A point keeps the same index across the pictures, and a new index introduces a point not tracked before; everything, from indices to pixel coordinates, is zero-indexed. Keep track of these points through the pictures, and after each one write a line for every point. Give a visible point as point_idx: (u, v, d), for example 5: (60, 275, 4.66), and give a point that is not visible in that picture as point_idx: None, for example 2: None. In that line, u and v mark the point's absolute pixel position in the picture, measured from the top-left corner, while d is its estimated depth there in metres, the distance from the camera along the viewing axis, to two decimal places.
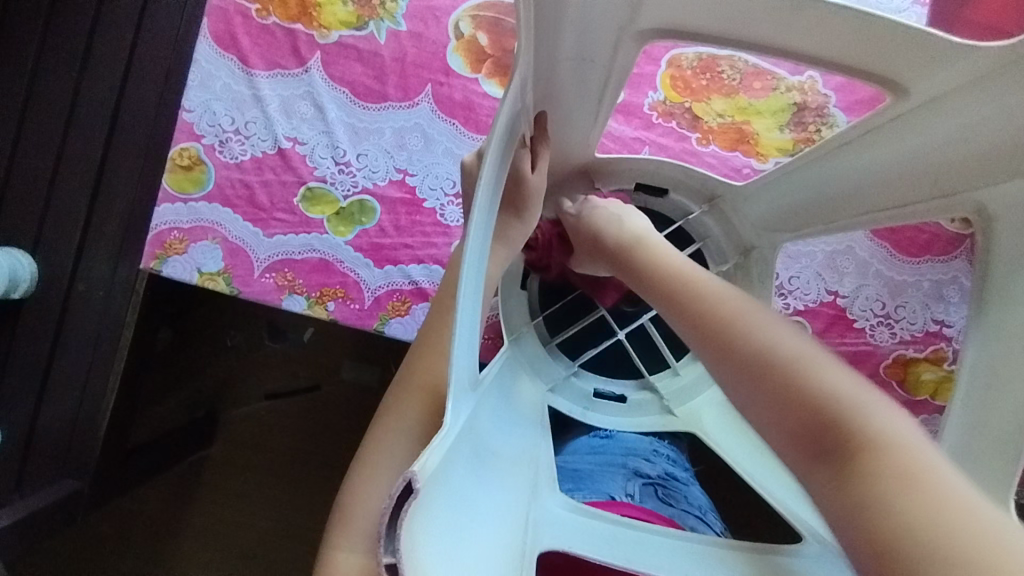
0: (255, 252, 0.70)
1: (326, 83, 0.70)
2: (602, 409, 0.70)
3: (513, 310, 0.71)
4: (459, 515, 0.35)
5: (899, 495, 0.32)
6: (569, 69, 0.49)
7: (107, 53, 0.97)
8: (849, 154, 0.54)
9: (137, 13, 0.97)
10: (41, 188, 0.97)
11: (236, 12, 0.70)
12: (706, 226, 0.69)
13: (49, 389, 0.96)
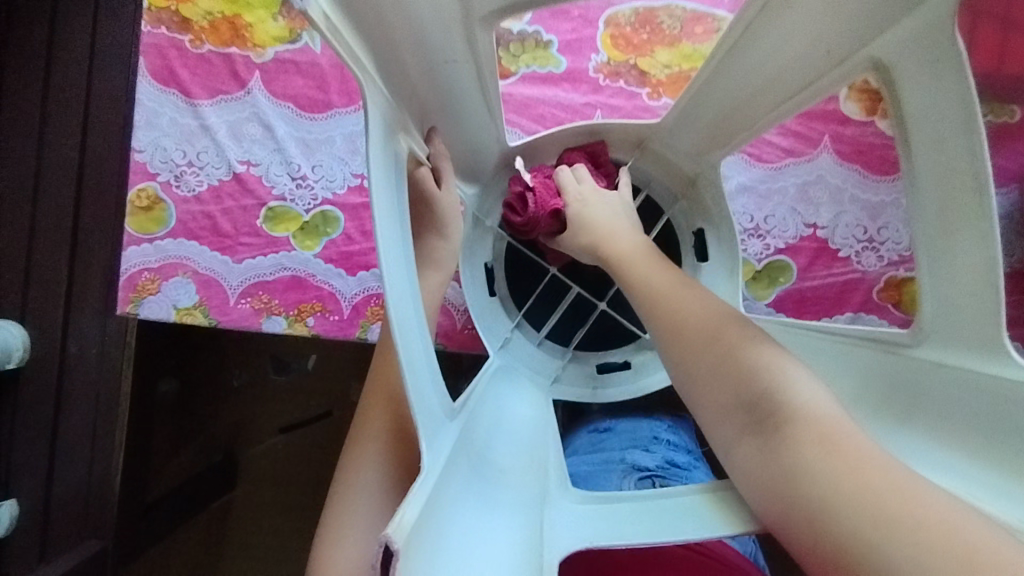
0: (227, 280, 0.70)
1: (270, 101, 0.70)
2: (611, 383, 0.69)
3: (488, 317, 0.68)
4: (461, 554, 0.36)
5: (813, 459, 0.38)
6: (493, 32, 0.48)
7: (62, 113, 0.98)
8: (740, 54, 0.52)
9: (86, 71, 0.98)
10: (20, 257, 0.98)
11: (170, 47, 0.70)
12: (658, 177, 0.68)
13: (58, 454, 0.97)
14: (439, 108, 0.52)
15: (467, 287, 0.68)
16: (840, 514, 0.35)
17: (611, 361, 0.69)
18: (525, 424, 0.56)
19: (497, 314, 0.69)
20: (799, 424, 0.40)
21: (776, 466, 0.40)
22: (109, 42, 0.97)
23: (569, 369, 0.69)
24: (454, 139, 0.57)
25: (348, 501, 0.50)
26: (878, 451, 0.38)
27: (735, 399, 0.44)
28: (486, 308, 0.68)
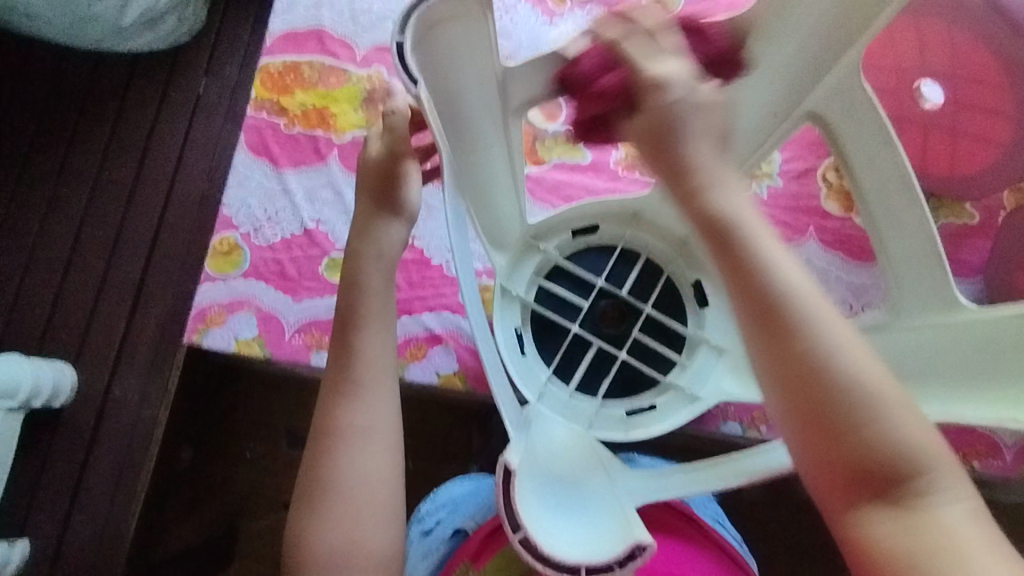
0: (286, 317, 0.79)
1: (343, 173, 0.84)
2: (641, 425, 0.71)
3: (524, 374, 0.71)
4: (556, 496, 0.50)
5: (908, 533, 0.38)
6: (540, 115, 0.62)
7: (149, 186, 1.12)
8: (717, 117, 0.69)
9: (177, 153, 1.14)
10: (86, 305, 1.07)
11: (267, 127, 0.85)
12: (645, 239, 0.78)
13: (82, 494, 1.02)
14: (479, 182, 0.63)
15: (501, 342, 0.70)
16: (921, 555, 0.37)
17: (639, 405, 0.72)
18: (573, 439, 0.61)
19: (531, 374, 0.72)
20: (910, 485, 0.38)
21: (866, 476, 0.39)
22: (202, 132, 1.15)
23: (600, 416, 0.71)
24: (489, 211, 0.67)
25: (330, 451, 0.53)
26: (965, 517, 0.38)
27: (849, 457, 0.39)
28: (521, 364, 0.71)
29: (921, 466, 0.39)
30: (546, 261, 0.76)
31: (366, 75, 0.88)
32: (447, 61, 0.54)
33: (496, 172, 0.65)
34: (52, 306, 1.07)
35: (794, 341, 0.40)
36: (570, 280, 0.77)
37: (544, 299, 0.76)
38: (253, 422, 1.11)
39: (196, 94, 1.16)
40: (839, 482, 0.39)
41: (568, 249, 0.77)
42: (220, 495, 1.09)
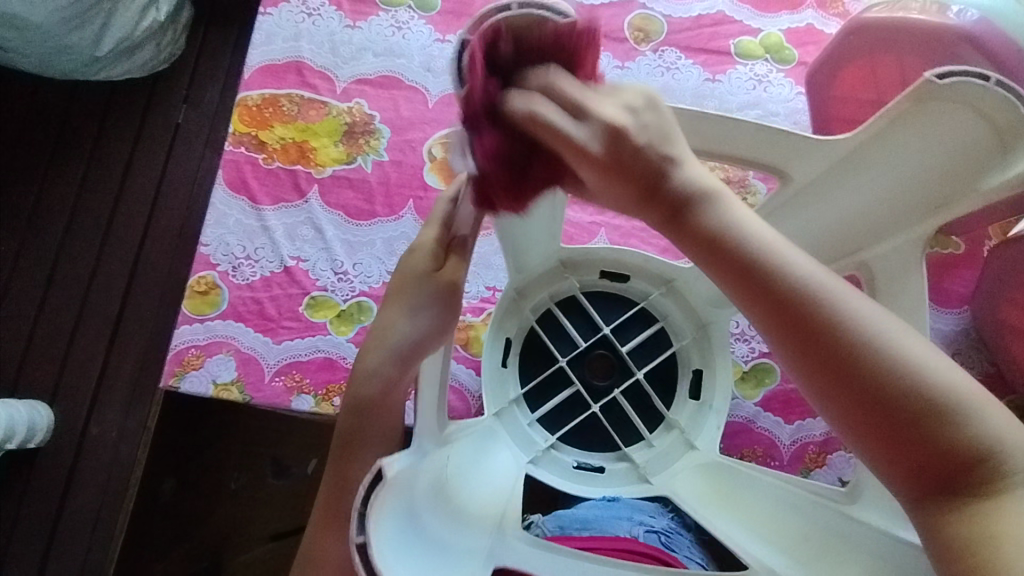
0: (266, 359, 0.77)
1: (324, 209, 0.82)
2: (712, 392, 0.73)
3: (616, 479, 0.70)
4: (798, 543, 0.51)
5: (1012, 522, 0.34)
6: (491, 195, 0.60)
7: (128, 218, 1.10)
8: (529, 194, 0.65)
9: (155, 183, 1.12)
10: (62, 339, 1.05)
11: (245, 162, 0.83)
12: (540, 302, 0.76)
13: (59, 535, 0.99)
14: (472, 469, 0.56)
15: (580, 490, 0.69)
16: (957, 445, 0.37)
17: (691, 385, 0.74)
18: (701, 482, 0.66)
19: (623, 473, 0.71)
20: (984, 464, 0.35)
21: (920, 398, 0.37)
22: (182, 162, 1.13)
23: (683, 423, 0.73)
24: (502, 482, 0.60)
25: None
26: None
27: (917, 444, 0.36)
28: (608, 480, 0.71)
29: (983, 438, 0.36)
30: (517, 401, 0.73)
31: (347, 108, 0.86)
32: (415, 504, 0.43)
33: (470, 455, 0.58)
34: (29, 338, 1.05)
35: (828, 335, 0.38)
36: (536, 395, 0.75)
37: (548, 426, 0.73)
38: (239, 450, 1.06)
39: (175, 123, 1.15)
40: (909, 473, 0.37)
41: (516, 379, 0.74)
42: (203, 525, 1.03)
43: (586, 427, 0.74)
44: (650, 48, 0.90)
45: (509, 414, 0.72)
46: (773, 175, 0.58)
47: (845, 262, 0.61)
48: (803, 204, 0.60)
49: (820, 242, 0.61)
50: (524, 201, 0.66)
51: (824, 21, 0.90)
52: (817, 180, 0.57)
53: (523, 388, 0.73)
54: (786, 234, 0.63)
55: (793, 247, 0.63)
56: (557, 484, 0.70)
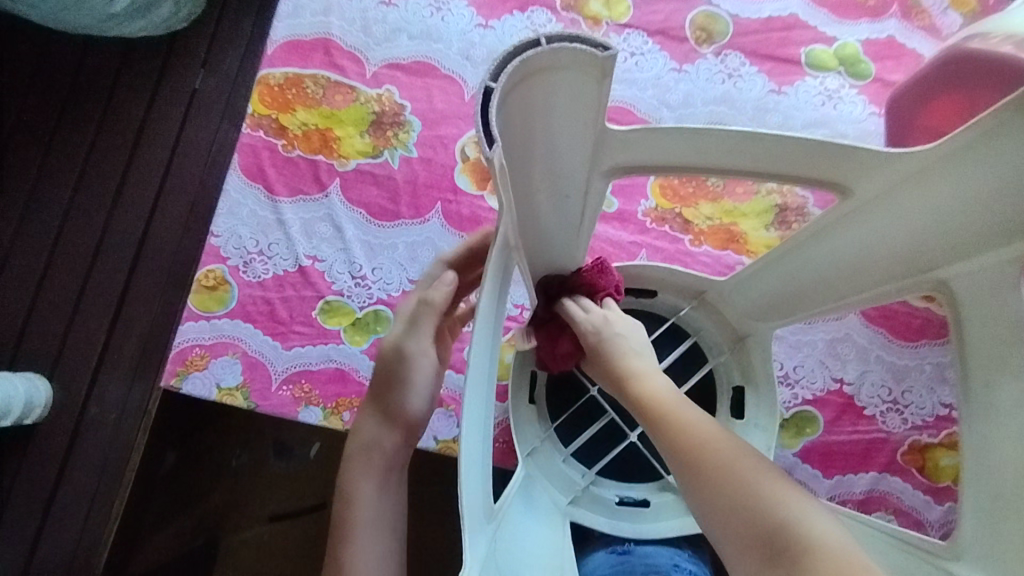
0: (274, 365, 0.72)
1: (345, 206, 0.76)
2: (756, 408, 0.68)
3: (666, 515, 0.66)
4: None
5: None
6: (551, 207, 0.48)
7: (137, 187, 1.04)
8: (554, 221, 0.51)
9: (168, 152, 1.06)
10: (67, 307, 1.01)
11: (263, 148, 0.77)
12: None
13: (56, 511, 0.96)
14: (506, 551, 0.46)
15: (628, 529, 0.65)
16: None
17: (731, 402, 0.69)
18: None
19: (672, 505, 0.67)
20: None
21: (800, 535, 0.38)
22: (196, 131, 1.06)
23: None
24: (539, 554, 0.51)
25: None
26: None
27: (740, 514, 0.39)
28: (657, 515, 0.66)
29: None
30: (551, 438, 0.69)
31: (376, 95, 0.79)
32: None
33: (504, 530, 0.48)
34: (33, 304, 1.00)
35: (706, 465, 0.41)
36: (567, 428, 0.70)
37: (583, 461, 0.70)
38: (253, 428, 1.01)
39: (191, 88, 1.08)
40: None
41: (546, 411, 0.69)
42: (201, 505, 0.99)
43: (623, 457, 0.71)
44: (712, 51, 0.81)
45: (544, 452, 0.67)
46: (831, 189, 0.46)
47: (918, 281, 0.47)
48: (866, 218, 0.47)
49: (869, 263, 0.49)
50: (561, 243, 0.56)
51: (907, 34, 0.81)
52: (882, 197, 0.44)
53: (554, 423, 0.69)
54: (836, 255, 0.51)
55: (847, 265, 0.51)
56: (603, 527, 0.65)
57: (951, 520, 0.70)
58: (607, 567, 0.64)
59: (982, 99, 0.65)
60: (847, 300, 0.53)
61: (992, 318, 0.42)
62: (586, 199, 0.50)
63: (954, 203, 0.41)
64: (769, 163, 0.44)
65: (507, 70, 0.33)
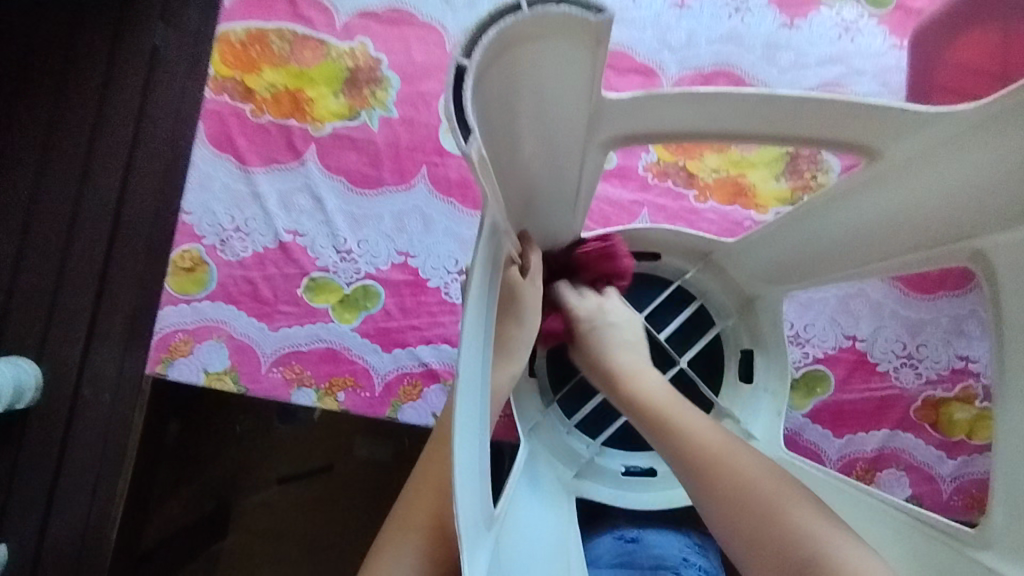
0: (261, 347, 0.68)
1: (323, 174, 0.71)
2: (764, 372, 0.65)
3: (674, 484, 0.65)
4: None
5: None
6: (541, 181, 0.43)
7: (106, 154, 0.97)
8: (542, 198, 0.46)
9: (135, 116, 0.98)
10: (46, 282, 0.93)
11: (230, 114, 0.71)
12: None
13: (60, 493, 0.90)
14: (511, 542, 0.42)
15: (637, 500, 0.64)
16: None
17: (740, 366, 0.66)
18: None
19: (678, 473, 0.65)
20: None
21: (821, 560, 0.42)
22: (163, 91, 0.99)
23: (736, 409, 0.65)
24: (537, 543, 0.47)
25: None
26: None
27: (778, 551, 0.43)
28: (663, 483, 0.65)
29: None
30: (554, 412, 0.66)
31: (348, 49, 0.72)
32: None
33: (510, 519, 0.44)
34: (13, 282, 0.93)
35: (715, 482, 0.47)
36: (569, 399, 0.68)
37: (587, 432, 0.67)
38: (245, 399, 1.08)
39: (152, 45, 1.00)
40: None
41: (547, 384, 0.67)
42: None
43: (627, 426, 0.69)
44: None
45: (546, 427, 0.65)
46: (857, 152, 0.41)
47: (954, 250, 0.43)
48: (897, 181, 0.42)
49: (899, 228, 0.45)
50: (555, 219, 0.51)
51: None
52: (916, 160, 0.40)
53: (555, 396, 0.67)
54: (855, 217, 0.47)
55: (873, 230, 0.47)
56: (609, 499, 0.64)
57: (965, 474, 0.68)
58: (611, 557, 0.61)
59: (1016, 46, 0.68)
60: (874, 266, 0.49)
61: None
62: (582, 169, 0.45)
63: (997, 166, 0.36)
64: (792, 125, 0.39)
65: (484, 38, 0.28)
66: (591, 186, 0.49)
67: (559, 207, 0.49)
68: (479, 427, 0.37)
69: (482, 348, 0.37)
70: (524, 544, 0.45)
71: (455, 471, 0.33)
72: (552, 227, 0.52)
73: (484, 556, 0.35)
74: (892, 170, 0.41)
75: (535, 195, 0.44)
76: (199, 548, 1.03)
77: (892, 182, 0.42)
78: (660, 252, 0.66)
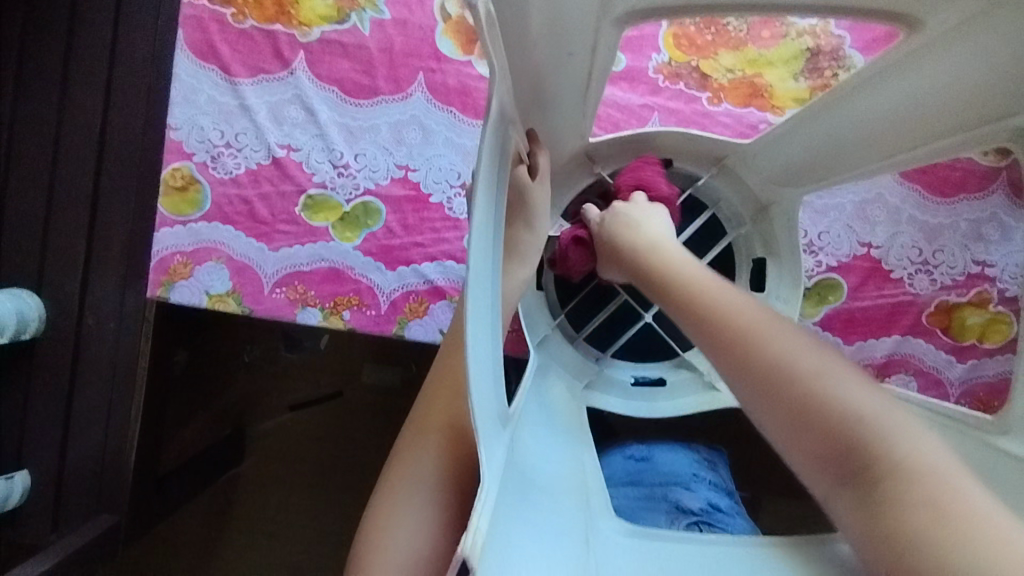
0: (263, 268, 0.67)
1: (314, 84, 0.67)
2: (778, 280, 0.64)
3: (683, 393, 0.65)
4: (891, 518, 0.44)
5: (925, 518, 0.33)
6: (552, 69, 0.40)
7: (86, 60, 0.86)
8: (551, 92, 0.43)
9: (113, 13, 0.86)
10: (33, 207, 0.86)
11: (211, 20, 0.67)
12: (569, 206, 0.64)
13: (76, 420, 0.88)
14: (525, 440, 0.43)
15: (647, 409, 0.64)
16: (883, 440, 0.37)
17: (752, 275, 0.65)
18: None
19: (687, 383, 0.65)
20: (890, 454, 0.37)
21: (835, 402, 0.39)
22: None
23: None
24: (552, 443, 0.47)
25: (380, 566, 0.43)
26: (994, 500, 0.34)
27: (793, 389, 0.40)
28: (672, 393, 0.65)
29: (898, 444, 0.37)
30: (562, 325, 0.66)
31: None
32: (517, 528, 0.34)
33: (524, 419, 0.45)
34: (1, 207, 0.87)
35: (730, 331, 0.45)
36: (578, 313, 0.68)
37: (596, 345, 0.67)
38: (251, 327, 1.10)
39: None
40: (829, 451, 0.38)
41: (556, 297, 0.66)
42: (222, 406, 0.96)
43: (636, 338, 0.68)
44: None
45: (556, 339, 0.64)
46: (895, 23, 0.38)
47: None
48: (937, 55, 0.39)
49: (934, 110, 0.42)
50: (564, 118, 0.49)
51: None
52: (959, 29, 0.37)
53: (564, 310, 0.66)
54: (886, 103, 0.44)
55: (906, 115, 0.44)
56: (618, 408, 0.64)
57: (974, 378, 0.68)
58: (623, 476, 0.59)
59: None
60: (904, 155, 0.47)
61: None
62: (594, 57, 0.42)
63: None
64: None
65: None
66: (601, 80, 0.46)
67: (567, 103, 0.46)
68: (493, 323, 0.36)
69: (494, 243, 0.36)
70: (540, 443, 0.45)
71: (471, 365, 0.32)
72: (558, 129, 0.50)
73: (500, 447, 0.35)
74: (932, 43, 0.38)
75: (546, 86, 0.41)
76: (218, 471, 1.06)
77: (931, 57, 0.39)
78: (672, 158, 0.63)
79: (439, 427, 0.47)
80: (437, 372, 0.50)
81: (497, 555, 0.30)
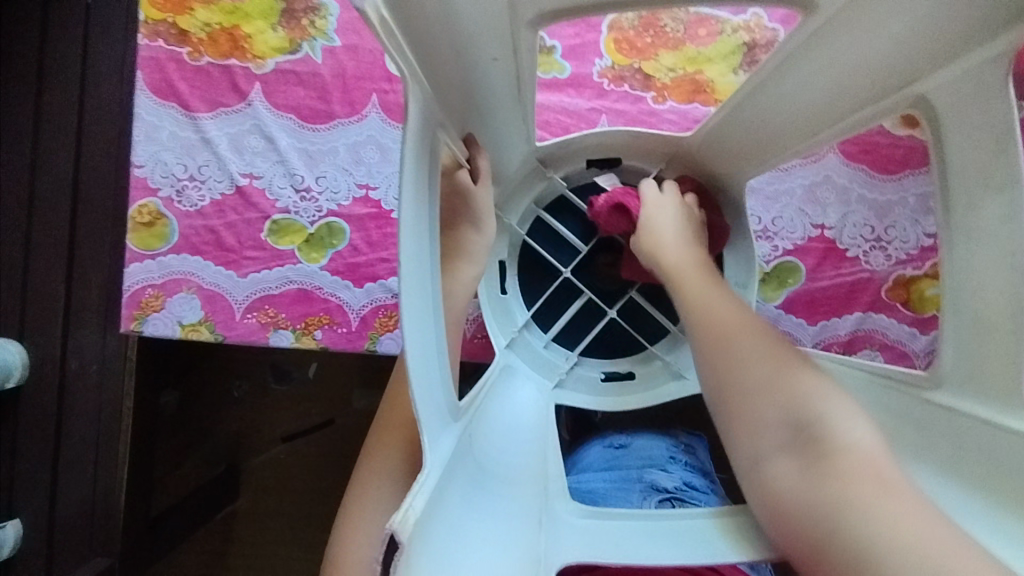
0: (233, 295, 0.68)
1: (271, 112, 0.69)
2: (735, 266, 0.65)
3: (652, 385, 0.66)
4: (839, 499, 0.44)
5: (871, 501, 0.36)
6: (477, 77, 0.43)
7: (54, 109, 0.88)
8: (482, 98, 0.45)
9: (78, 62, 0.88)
10: (10, 258, 0.88)
11: (168, 60, 0.69)
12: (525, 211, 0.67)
13: (64, 469, 0.88)
14: (482, 430, 0.44)
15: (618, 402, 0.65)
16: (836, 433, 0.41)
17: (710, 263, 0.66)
18: None
19: (656, 373, 0.67)
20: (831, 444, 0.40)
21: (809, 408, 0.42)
22: (101, 30, 0.88)
23: None
24: (512, 435, 0.49)
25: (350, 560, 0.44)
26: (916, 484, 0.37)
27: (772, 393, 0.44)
28: (642, 385, 0.66)
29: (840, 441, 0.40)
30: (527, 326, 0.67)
31: None
32: (467, 514, 0.35)
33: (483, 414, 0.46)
34: None
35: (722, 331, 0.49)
36: (544, 314, 0.69)
37: (565, 343, 0.68)
38: (238, 360, 1.10)
39: None
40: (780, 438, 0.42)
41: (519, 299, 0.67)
42: None
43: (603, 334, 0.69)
44: None
45: (522, 340, 0.65)
46: (794, 7, 0.40)
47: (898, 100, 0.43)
48: (835, 34, 0.41)
49: (845, 84, 0.45)
50: (503, 122, 0.51)
51: None
52: (850, 8, 0.39)
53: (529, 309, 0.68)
54: (800, 85, 0.47)
55: (821, 94, 0.47)
56: (588, 404, 0.65)
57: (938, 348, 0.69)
58: (601, 462, 0.60)
59: None
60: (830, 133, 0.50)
61: (972, 130, 0.40)
62: (518, 60, 0.44)
63: None
64: None
65: None
66: (530, 83, 0.48)
67: (501, 107, 0.49)
68: (436, 319, 0.38)
69: (429, 241, 0.38)
70: (497, 434, 0.47)
71: (409, 361, 0.33)
72: (500, 133, 0.52)
73: (448, 436, 0.36)
74: (829, 24, 0.41)
75: (473, 92, 0.43)
76: (216, 506, 1.06)
77: (830, 37, 0.42)
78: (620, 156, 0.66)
79: (403, 422, 0.48)
80: (398, 369, 0.51)
81: (439, 541, 0.31)
